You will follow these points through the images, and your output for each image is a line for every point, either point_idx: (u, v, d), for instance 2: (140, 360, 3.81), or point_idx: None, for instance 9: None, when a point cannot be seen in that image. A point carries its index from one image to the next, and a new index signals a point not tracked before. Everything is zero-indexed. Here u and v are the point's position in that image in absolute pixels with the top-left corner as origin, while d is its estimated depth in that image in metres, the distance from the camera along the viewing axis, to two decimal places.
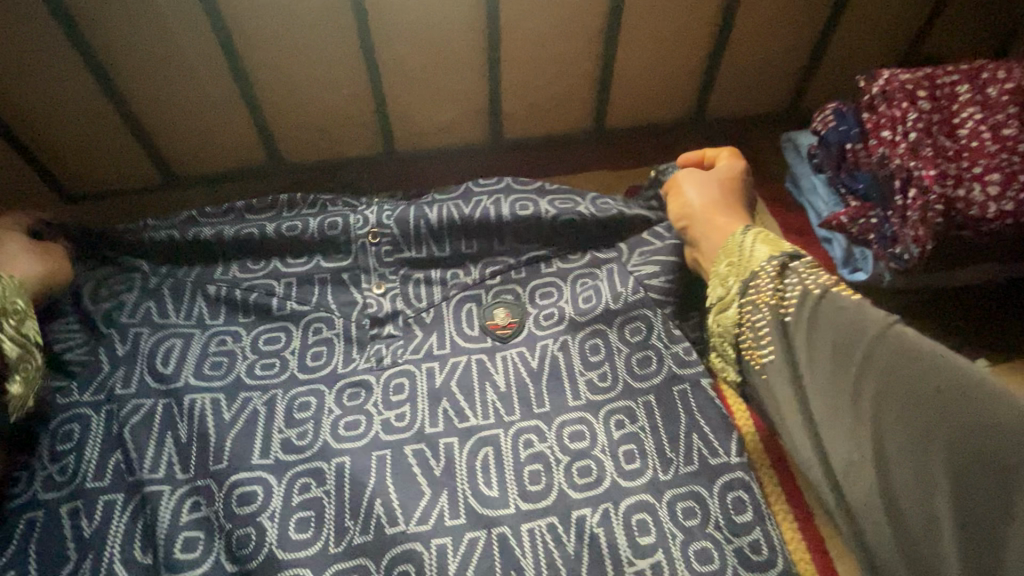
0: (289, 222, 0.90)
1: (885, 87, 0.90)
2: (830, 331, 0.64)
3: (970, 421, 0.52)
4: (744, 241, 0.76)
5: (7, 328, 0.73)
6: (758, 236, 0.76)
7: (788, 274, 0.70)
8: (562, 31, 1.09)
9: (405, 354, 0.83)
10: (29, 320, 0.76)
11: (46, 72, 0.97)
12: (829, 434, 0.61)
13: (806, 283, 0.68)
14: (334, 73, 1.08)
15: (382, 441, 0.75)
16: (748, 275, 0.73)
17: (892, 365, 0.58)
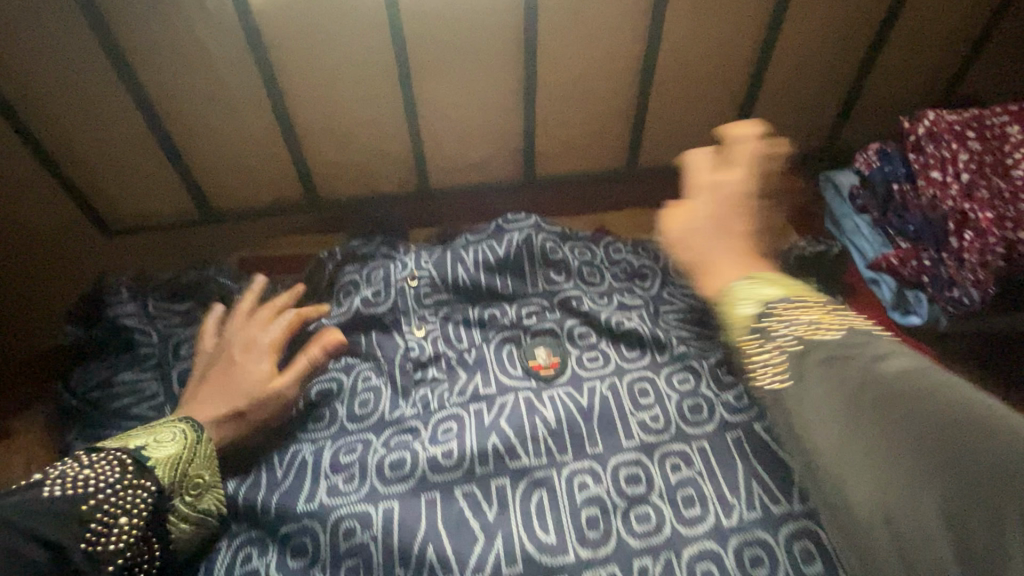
0: (347, 275, 0.99)
1: (932, 127, 0.90)
2: (825, 362, 0.50)
3: (980, 464, 0.39)
4: (740, 292, 0.62)
5: (182, 506, 0.70)
6: (738, 285, 0.62)
7: (767, 330, 0.56)
8: (596, 71, 1.11)
9: (451, 398, 0.82)
10: (210, 491, 0.73)
11: (104, 115, 1.02)
12: (834, 480, 0.46)
13: (785, 335, 0.54)
14: (373, 113, 1.10)
15: (431, 482, 0.73)
16: (733, 331, 0.60)
17: (898, 395, 0.45)
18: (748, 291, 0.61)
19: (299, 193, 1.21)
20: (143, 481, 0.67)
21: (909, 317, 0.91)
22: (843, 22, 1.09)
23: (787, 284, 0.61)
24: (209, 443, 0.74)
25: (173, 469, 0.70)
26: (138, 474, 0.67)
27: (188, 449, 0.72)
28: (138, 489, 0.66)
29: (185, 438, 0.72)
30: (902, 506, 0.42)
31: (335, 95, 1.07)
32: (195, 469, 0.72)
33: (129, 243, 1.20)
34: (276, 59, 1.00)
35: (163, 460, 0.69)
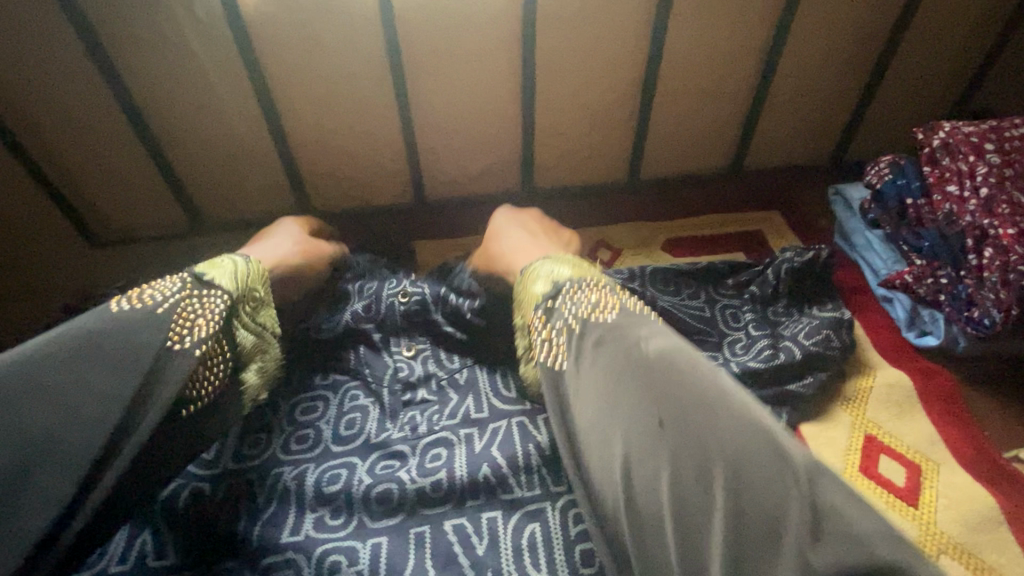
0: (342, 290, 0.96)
1: (947, 139, 0.86)
2: (607, 355, 0.59)
3: (697, 439, 0.48)
4: (537, 273, 0.74)
5: (245, 316, 0.76)
6: (537, 271, 0.75)
7: (556, 313, 0.67)
8: (597, 82, 1.08)
9: (440, 421, 0.81)
10: (265, 308, 0.80)
11: (95, 125, 1.00)
12: (588, 449, 0.55)
13: (570, 317, 0.65)
14: (368, 123, 1.08)
15: (421, 516, 0.71)
16: (528, 313, 0.72)
17: (652, 383, 0.54)
18: (545, 276, 0.73)
19: (292, 203, 1.18)
20: (210, 295, 0.70)
21: (924, 337, 0.87)
22: (852, 32, 1.06)
23: (578, 265, 0.74)
24: (265, 275, 0.81)
25: (232, 286, 0.73)
26: (202, 290, 0.70)
27: (242, 271, 0.76)
28: (206, 302, 0.69)
29: (239, 265, 0.77)
30: (631, 469, 0.51)
31: (329, 105, 1.04)
32: (253, 288, 0.76)
33: (115, 252, 1.17)
34: (268, 68, 0.98)
35: (221, 281, 0.73)
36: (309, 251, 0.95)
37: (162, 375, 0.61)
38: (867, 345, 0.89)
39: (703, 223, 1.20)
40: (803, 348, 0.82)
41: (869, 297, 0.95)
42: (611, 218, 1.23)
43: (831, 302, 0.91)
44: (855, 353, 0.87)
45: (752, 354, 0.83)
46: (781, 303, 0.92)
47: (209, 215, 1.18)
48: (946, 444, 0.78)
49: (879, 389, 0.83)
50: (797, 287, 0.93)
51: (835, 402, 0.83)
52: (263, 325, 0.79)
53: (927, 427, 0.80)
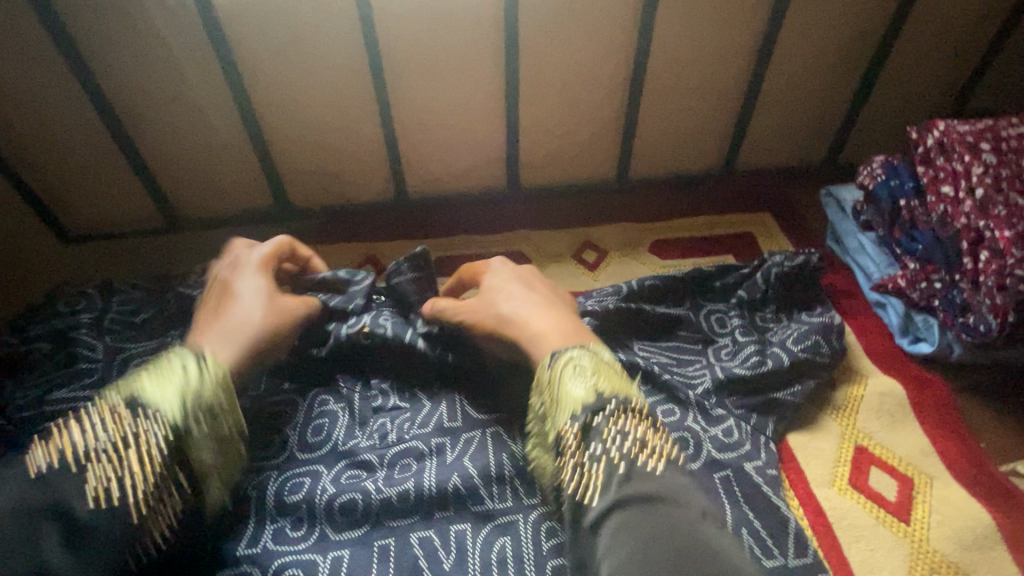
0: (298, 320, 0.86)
1: (942, 138, 0.83)
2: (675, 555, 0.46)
3: None
4: (562, 369, 0.64)
5: (198, 430, 0.60)
6: (573, 367, 0.64)
7: (595, 435, 0.58)
8: (583, 78, 1.05)
9: (411, 429, 0.77)
10: (227, 414, 0.63)
11: (64, 119, 0.96)
12: None
13: (615, 450, 0.56)
14: (347, 119, 1.05)
15: (387, 528, 0.68)
16: (559, 418, 0.61)
17: None
18: (582, 379, 0.63)
19: (270, 201, 1.15)
20: (149, 420, 0.58)
21: (918, 344, 0.84)
22: (845, 30, 1.03)
23: (622, 378, 0.65)
24: (222, 371, 0.65)
25: (174, 401, 0.60)
26: (135, 415, 0.58)
27: (188, 377, 0.62)
28: (140, 432, 0.58)
29: (190, 375, 0.62)
30: None
31: (307, 100, 1.01)
32: (203, 394, 0.62)
33: (88, 252, 1.13)
34: (242, 59, 0.95)
35: (155, 397, 0.60)
36: (280, 314, 0.76)
37: (88, 539, 0.52)
38: (860, 352, 0.85)
39: (694, 225, 1.16)
40: (791, 355, 0.79)
41: (862, 301, 0.92)
42: (599, 219, 1.19)
43: (820, 305, 0.88)
44: (845, 360, 0.83)
45: (738, 360, 0.81)
46: (769, 308, 0.88)
47: (185, 214, 1.14)
48: (939, 457, 0.75)
49: (870, 399, 0.79)
50: (786, 290, 0.89)
51: (824, 411, 0.79)
52: (228, 431, 0.63)
53: (920, 439, 0.76)
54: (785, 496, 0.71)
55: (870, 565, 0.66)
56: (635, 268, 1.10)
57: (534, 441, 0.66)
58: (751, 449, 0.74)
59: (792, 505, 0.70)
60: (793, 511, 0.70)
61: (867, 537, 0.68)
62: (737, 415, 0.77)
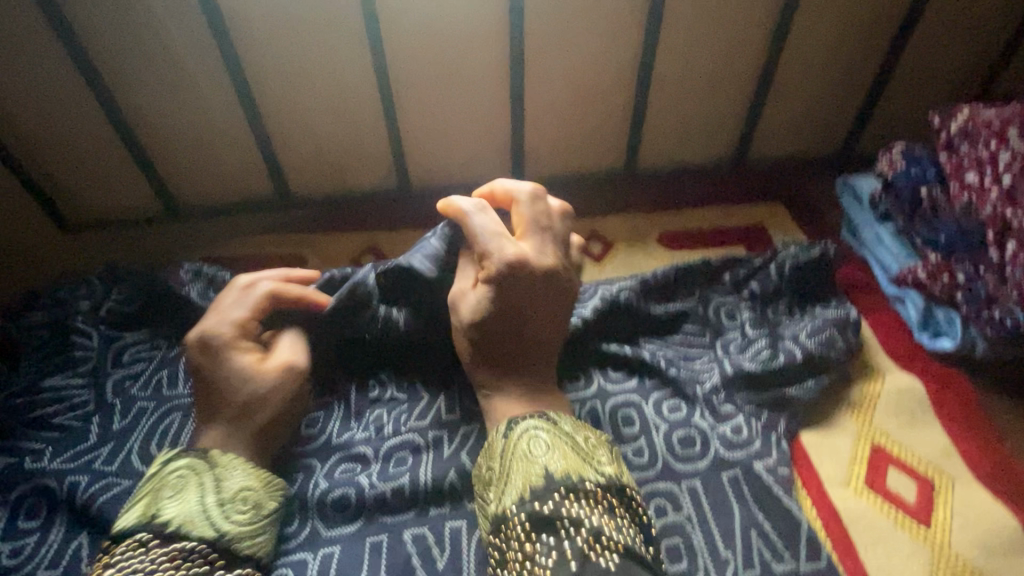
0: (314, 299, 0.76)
1: (967, 124, 0.80)
2: None
3: None
4: (515, 442, 0.59)
5: (228, 522, 0.59)
6: (528, 442, 0.59)
7: (545, 523, 0.52)
8: (590, 65, 1.02)
9: (408, 421, 0.74)
10: (255, 495, 0.62)
11: (62, 105, 0.95)
12: None
13: (565, 544, 0.50)
14: (348, 106, 1.03)
15: (380, 524, 0.67)
16: (506, 499, 0.55)
17: None
18: (535, 456, 0.57)
19: (270, 190, 1.13)
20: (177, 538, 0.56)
21: (939, 339, 0.79)
22: (865, 14, 0.99)
23: (584, 445, 0.60)
24: (243, 461, 0.63)
25: (210, 508, 0.58)
26: (179, 539, 0.55)
27: (212, 482, 0.60)
28: (191, 553, 0.55)
29: (201, 473, 0.61)
30: None
31: (309, 86, 0.99)
32: (235, 487, 0.61)
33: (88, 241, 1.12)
34: (242, 43, 0.92)
35: (187, 514, 0.57)
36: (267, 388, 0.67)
37: None
38: (877, 348, 0.81)
39: (704, 217, 1.13)
40: (804, 349, 0.76)
41: (878, 295, 0.86)
42: (605, 210, 1.16)
43: (835, 300, 0.84)
44: (862, 356, 0.80)
45: (748, 354, 0.78)
46: (782, 301, 0.85)
47: (184, 202, 1.12)
48: (962, 458, 0.71)
49: (888, 396, 0.76)
50: (799, 284, 0.85)
51: (839, 408, 0.76)
52: (268, 508, 0.63)
53: (941, 439, 0.72)
54: (797, 496, 0.68)
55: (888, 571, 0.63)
56: (643, 260, 1.07)
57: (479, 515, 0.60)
58: (761, 448, 0.70)
59: (805, 506, 0.67)
60: (807, 513, 0.66)
61: (885, 541, 0.65)
62: (747, 411, 0.73)
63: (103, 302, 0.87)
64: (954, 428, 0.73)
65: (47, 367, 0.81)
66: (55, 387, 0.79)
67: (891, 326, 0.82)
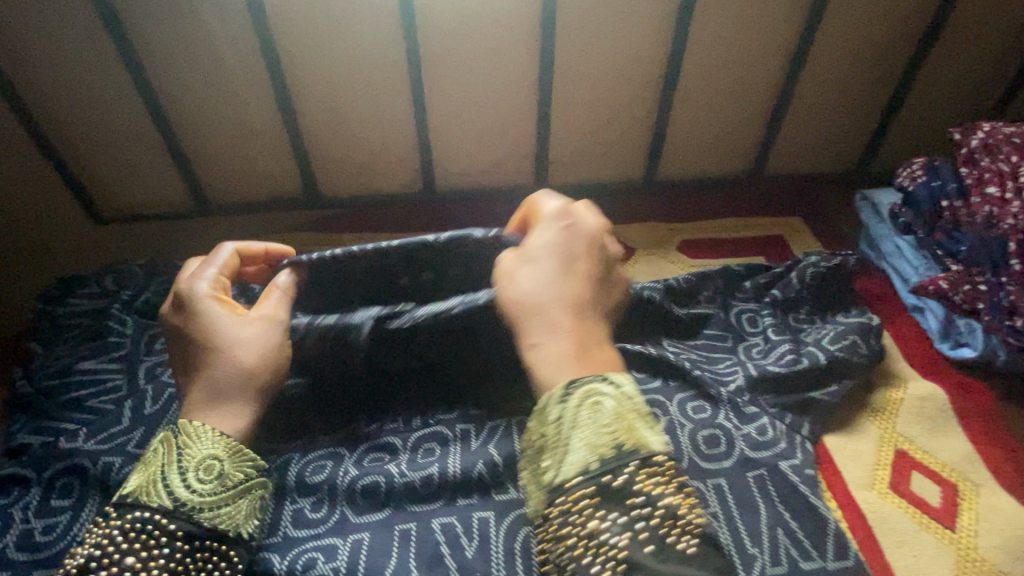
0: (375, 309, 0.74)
1: (988, 139, 0.85)
2: None
3: None
4: (572, 409, 0.57)
5: (185, 494, 0.58)
6: (592, 408, 0.57)
7: (620, 500, 0.53)
8: (616, 76, 1.05)
9: (436, 414, 0.76)
10: (220, 463, 0.61)
11: (108, 100, 0.98)
12: None
13: (647, 524, 0.52)
14: (379, 109, 1.06)
15: (409, 513, 0.68)
16: (566, 469, 0.54)
17: None
18: (599, 427, 0.56)
19: (300, 189, 1.16)
20: (138, 510, 0.57)
21: (960, 349, 0.81)
22: (883, 34, 1.02)
23: (640, 410, 0.59)
24: (211, 428, 0.63)
25: (168, 479, 0.59)
26: (135, 510, 0.57)
27: (175, 453, 0.61)
28: (145, 523, 0.57)
29: (170, 446, 0.61)
30: None
31: (342, 89, 1.02)
32: (198, 456, 0.61)
33: (120, 233, 1.15)
34: (282, 45, 0.96)
35: (146, 486, 0.59)
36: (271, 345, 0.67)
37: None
38: (898, 356, 0.82)
39: (722, 226, 1.15)
40: (828, 354, 0.77)
41: (896, 304, 0.89)
42: (625, 220, 1.18)
43: (856, 308, 0.85)
44: (883, 364, 0.81)
45: (772, 358, 0.79)
46: (803, 309, 0.86)
47: (216, 199, 1.15)
48: (986, 465, 0.71)
49: (911, 402, 0.77)
50: (821, 292, 0.87)
51: (862, 413, 0.77)
52: (238, 476, 0.61)
53: (964, 444, 0.73)
54: (823, 497, 0.68)
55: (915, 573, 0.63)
56: (663, 266, 1.08)
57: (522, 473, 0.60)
58: (786, 448, 0.71)
59: (831, 506, 0.67)
60: (833, 512, 0.67)
61: (910, 543, 0.65)
62: (772, 413, 0.74)
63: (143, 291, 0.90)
64: (981, 433, 0.74)
65: (84, 351, 0.83)
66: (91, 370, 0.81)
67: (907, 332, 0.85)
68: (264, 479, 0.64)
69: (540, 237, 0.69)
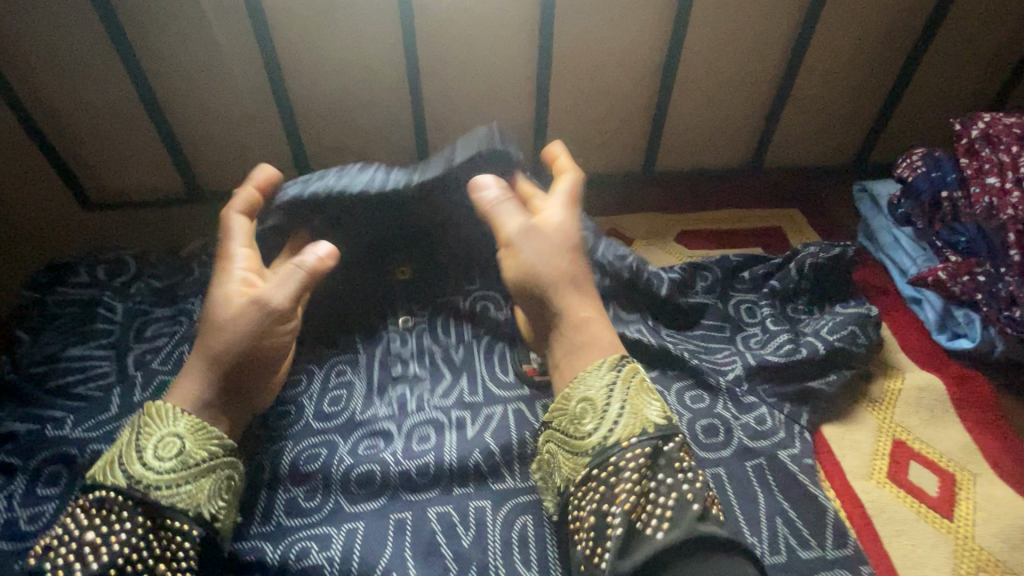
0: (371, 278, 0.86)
1: (988, 130, 0.84)
2: None
3: None
4: (623, 385, 0.62)
5: (143, 471, 0.58)
6: (640, 386, 0.63)
7: (669, 461, 0.57)
8: (616, 65, 1.04)
9: (432, 398, 0.75)
10: (179, 441, 0.60)
11: (96, 82, 0.96)
12: None
13: (687, 488, 0.55)
14: (375, 96, 1.04)
15: (404, 501, 0.66)
16: (622, 431, 0.58)
17: None
18: (649, 400, 0.62)
19: (294, 176, 1.14)
20: (99, 489, 0.57)
21: (957, 340, 0.81)
22: (886, 24, 1.02)
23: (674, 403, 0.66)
24: (174, 409, 0.62)
25: (127, 458, 0.59)
26: (96, 489, 0.57)
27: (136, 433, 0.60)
28: (104, 500, 0.56)
29: (137, 427, 0.61)
30: None
31: (337, 74, 1.00)
32: (158, 435, 0.60)
33: (109, 219, 1.13)
34: (276, 28, 0.93)
35: (107, 466, 0.59)
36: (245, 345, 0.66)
37: None
38: (896, 347, 0.82)
39: (719, 217, 1.15)
40: (827, 344, 0.76)
41: (894, 297, 0.89)
42: (623, 211, 1.17)
43: (854, 299, 0.85)
44: (881, 354, 0.81)
45: (771, 348, 0.78)
46: (802, 300, 0.86)
47: (208, 186, 1.13)
48: (983, 455, 0.71)
49: (909, 393, 0.76)
50: (820, 283, 0.86)
51: (860, 404, 0.76)
52: (199, 455, 0.60)
53: (962, 435, 0.73)
54: (821, 486, 0.68)
55: (913, 562, 0.63)
56: (660, 255, 1.07)
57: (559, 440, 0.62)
58: (785, 438, 0.71)
59: (829, 496, 0.67)
60: (831, 501, 0.67)
61: (908, 532, 0.65)
62: (770, 403, 0.74)
63: (138, 281, 0.90)
64: (979, 422, 0.74)
65: (72, 338, 0.81)
66: (78, 356, 0.79)
67: (901, 320, 0.85)
68: (229, 459, 0.62)
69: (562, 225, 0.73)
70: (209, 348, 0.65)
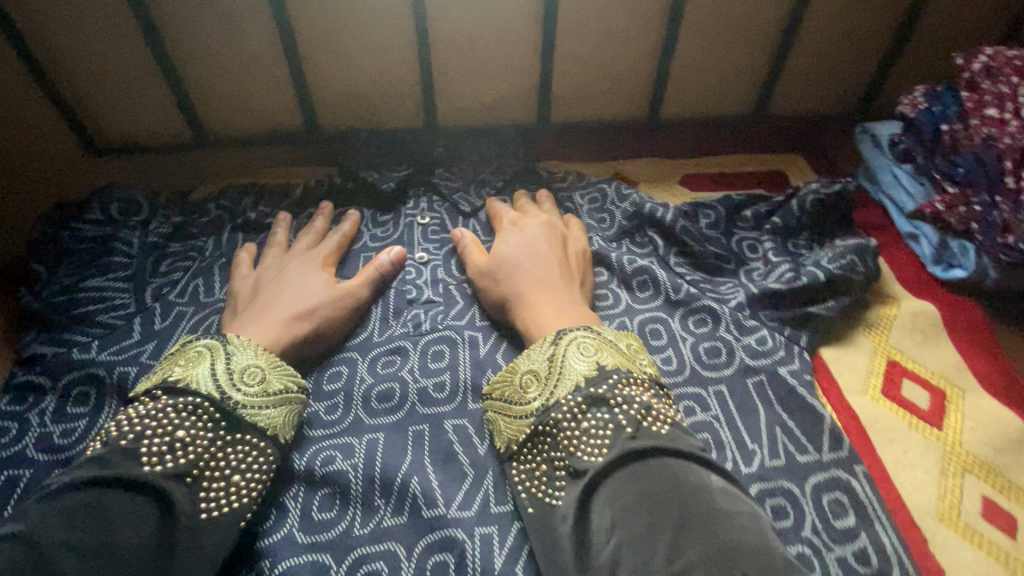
0: (389, 223, 0.95)
1: (990, 63, 0.85)
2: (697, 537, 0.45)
3: None
4: (558, 350, 0.65)
5: (232, 392, 0.60)
6: (575, 346, 0.65)
7: (602, 402, 0.59)
8: (624, 7, 1.03)
9: (445, 320, 0.78)
10: (264, 372, 0.64)
11: (100, 24, 0.95)
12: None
13: (619, 417, 0.57)
14: (380, 37, 1.03)
15: (420, 415, 0.69)
16: (559, 391, 0.62)
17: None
18: (585, 356, 0.64)
19: (299, 121, 1.14)
20: (186, 396, 0.58)
21: (952, 271, 0.83)
22: None
23: (625, 349, 0.67)
24: (254, 342, 0.66)
25: (215, 375, 0.61)
26: (184, 394, 0.58)
27: (221, 354, 0.63)
28: (194, 407, 0.58)
29: (217, 351, 0.63)
30: None
31: (341, 13, 0.99)
32: (243, 362, 0.63)
33: (115, 165, 1.13)
34: None
35: (192, 378, 0.60)
36: (271, 301, 0.74)
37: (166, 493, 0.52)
38: (890, 278, 0.85)
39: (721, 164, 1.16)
40: (826, 271, 0.78)
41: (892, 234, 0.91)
42: (626, 156, 1.19)
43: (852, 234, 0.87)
44: (877, 284, 0.83)
45: (772, 277, 0.81)
46: (802, 236, 0.88)
47: (213, 131, 1.13)
48: (974, 372, 0.75)
49: (904, 318, 0.79)
50: (819, 218, 0.89)
51: (857, 328, 0.80)
52: (279, 387, 0.64)
53: (954, 356, 0.76)
54: (818, 398, 0.72)
55: (903, 467, 0.67)
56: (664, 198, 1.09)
57: (499, 411, 0.66)
58: (785, 356, 0.74)
59: (826, 408, 0.71)
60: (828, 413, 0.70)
61: (900, 440, 0.69)
62: (771, 326, 0.77)
63: (152, 220, 0.91)
64: (969, 342, 0.77)
65: (91, 271, 0.83)
66: (100, 287, 0.81)
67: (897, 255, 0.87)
68: (303, 396, 0.66)
69: (521, 236, 0.83)
70: (295, 304, 0.73)
